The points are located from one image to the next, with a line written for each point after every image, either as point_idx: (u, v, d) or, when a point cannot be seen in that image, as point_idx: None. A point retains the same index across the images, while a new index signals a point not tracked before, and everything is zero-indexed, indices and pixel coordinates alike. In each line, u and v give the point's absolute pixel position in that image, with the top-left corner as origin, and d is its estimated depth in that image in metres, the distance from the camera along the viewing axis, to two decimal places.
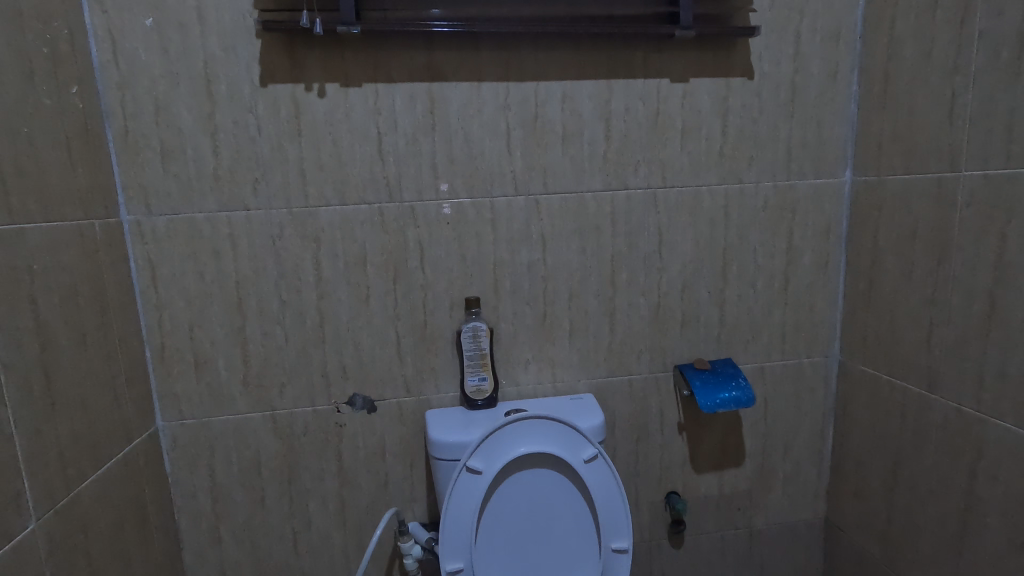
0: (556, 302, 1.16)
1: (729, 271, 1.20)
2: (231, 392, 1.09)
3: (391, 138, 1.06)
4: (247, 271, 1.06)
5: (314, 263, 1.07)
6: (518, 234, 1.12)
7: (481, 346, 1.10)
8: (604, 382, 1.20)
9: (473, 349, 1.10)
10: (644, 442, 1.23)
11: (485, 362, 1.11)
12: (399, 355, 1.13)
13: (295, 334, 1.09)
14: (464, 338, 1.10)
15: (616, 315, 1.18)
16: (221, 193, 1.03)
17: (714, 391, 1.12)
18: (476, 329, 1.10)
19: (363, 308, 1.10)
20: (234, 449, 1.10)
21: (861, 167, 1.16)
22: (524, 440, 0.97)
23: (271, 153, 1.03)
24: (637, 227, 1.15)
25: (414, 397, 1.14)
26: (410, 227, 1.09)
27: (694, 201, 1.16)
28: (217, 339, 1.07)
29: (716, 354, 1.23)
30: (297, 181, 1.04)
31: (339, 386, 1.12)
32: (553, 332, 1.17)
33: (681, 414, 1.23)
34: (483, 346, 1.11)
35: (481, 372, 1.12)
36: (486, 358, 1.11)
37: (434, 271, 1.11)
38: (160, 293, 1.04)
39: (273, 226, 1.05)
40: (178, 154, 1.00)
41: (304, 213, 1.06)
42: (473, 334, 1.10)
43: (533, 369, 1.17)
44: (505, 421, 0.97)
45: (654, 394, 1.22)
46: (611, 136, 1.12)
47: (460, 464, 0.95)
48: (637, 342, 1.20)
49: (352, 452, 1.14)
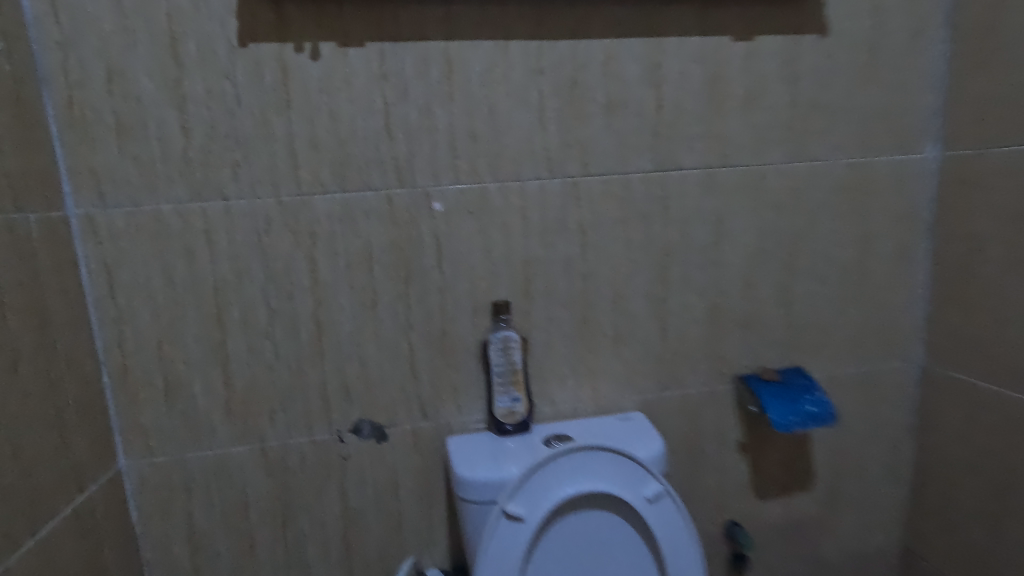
0: (598, 305, 0.98)
1: (798, 265, 1.02)
2: (211, 421, 0.89)
3: (400, 109, 0.87)
4: (227, 274, 0.86)
5: (309, 263, 0.88)
6: (552, 224, 0.94)
7: (513, 360, 0.93)
8: (654, 397, 1.02)
9: (499, 364, 0.93)
10: (700, 466, 1.05)
11: (517, 380, 0.94)
12: (412, 372, 0.94)
13: (287, 349, 0.90)
14: (491, 349, 0.93)
15: (667, 319, 1.00)
16: (194, 179, 0.83)
17: (791, 407, 0.97)
18: (507, 340, 0.93)
19: (370, 317, 0.91)
20: (216, 490, 0.91)
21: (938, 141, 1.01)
22: (572, 477, 0.80)
23: (255, 129, 0.84)
24: (691, 214, 0.98)
25: (433, 421, 0.96)
26: (425, 217, 0.90)
27: (757, 182, 0.98)
28: (191, 358, 0.87)
29: (782, 362, 1.05)
30: (287, 163, 0.86)
31: (341, 411, 0.93)
32: (595, 340, 0.99)
33: (742, 432, 1.05)
34: (515, 362, 0.93)
35: (513, 392, 0.94)
36: (519, 374, 0.94)
37: (454, 270, 0.92)
38: (120, 304, 0.84)
39: (258, 220, 0.86)
40: (137, 130, 0.81)
41: (296, 203, 0.87)
42: (502, 346, 0.93)
43: (571, 384, 0.99)
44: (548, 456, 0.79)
45: (711, 410, 1.04)
46: (662, 106, 0.94)
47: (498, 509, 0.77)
48: (692, 349, 1.02)
49: (358, 489, 0.95)
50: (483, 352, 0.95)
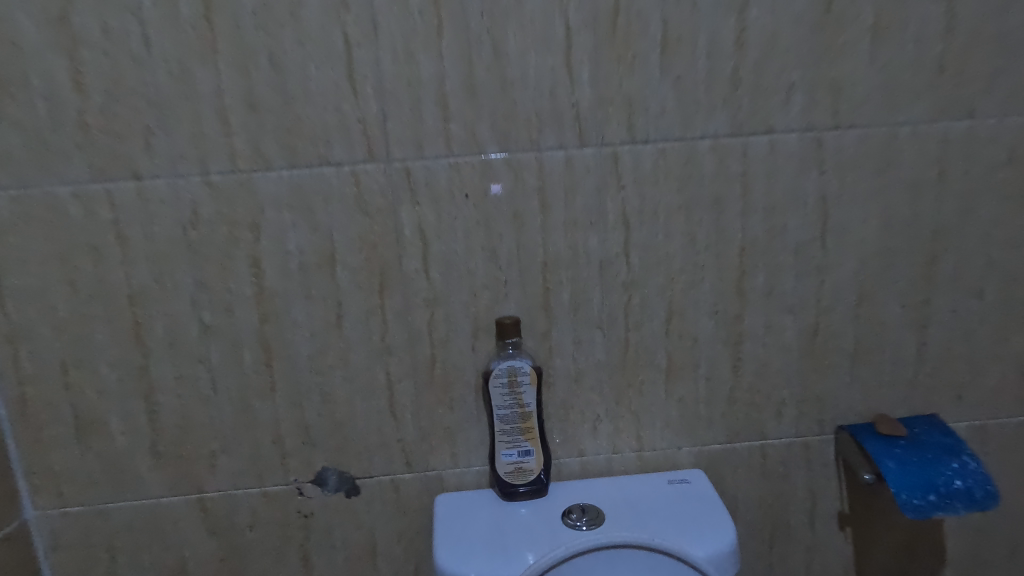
0: (646, 326, 0.71)
1: (940, 272, 0.71)
2: (135, 467, 0.70)
3: (368, 52, 0.62)
4: (146, 279, 0.65)
5: (252, 266, 0.66)
6: (583, 212, 0.67)
7: (524, 401, 0.68)
8: (721, 450, 0.75)
9: (504, 407, 0.68)
10: (783, 544, 0.77)
11: (529, 428, 0.69)
12: (392, 409, 0.71)
13: (228, 378, 0.68)
14: (493, 387, 0.68)
15: (744, 346, 0.72)
16: (95, 152, 0.62)
17: (925, 479, 0.66)
18: (515, 374, 0.68)
19: (334, 337, 0.68)
20: (146, 551, 0.72)
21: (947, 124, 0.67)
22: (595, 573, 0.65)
23: (172, 83, 0.61)
24: (785, 198, 0.68)
25: (420, 473, 0.73)
26: (405, 204, 0.66)
27: (885, 152, 0.68)
28: (106, 387, 0.67)
29: (908, 407, 0.75)
30: (217, 131, 0.63)
31: (300, 458, 0.71)
32: (640, 372, 0.72)
33: (844, 500, 0.76)
34: (526, 404, 0.68)
35: (524, 443, 0.69)
36: (531, 420, 0.69)
37: (445, 277, 0.68)
38: (12, 317, 0.65)
39: (182, 207, 0.64)
40: (18, 86, 0.60)
41: (232, 184, 0.64)
42: (508, 381, 0.68)
43: (606, 429, 0.73)
44: (571, 551, 0.64)
45: (801, 470, 0.76)
46: (748, 40, 0.64)
47: None
48: (778, 388, 0.73)
49: (325, 556, 0.74)
50: (485, 387, 0.70)
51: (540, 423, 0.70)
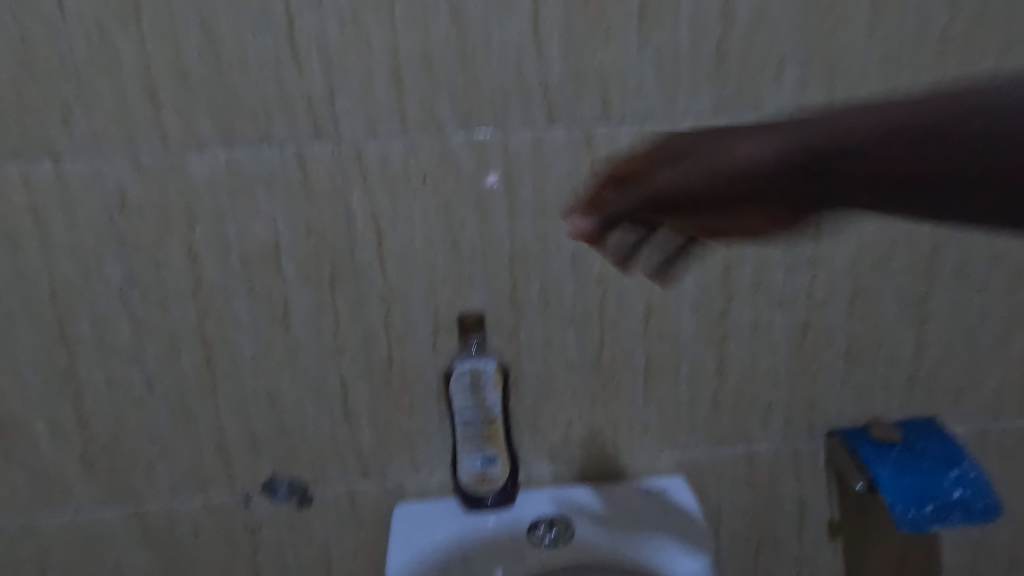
0: (623, 324, 0.65)
1: (943, 265, 0.65)
2: (65, 477, 0.64)
3: (312, 19, 0.55)
4: (69, 271, 0.59)
5: (188, 257, 0.60)
6: (554, 199, 0.61)
7: (488, 403, 0.62)
8: (704, 456, 0.69)
9: (466, 411, 0.62)
10: (770, 555, 0.72)
11: (495, 434, 0.63)
12: (347, 414, 0.65)
13: (165, 380, 0.63)
14: (454, 388, 0.62)
15: (728, 345, 0.66)
16: (6, 129, 0.56)
17: (921, 488, 0.61)
18: (479, 374, 0.62)
19: (281, 335, 0.63)
20: (81, 566, 0.66)
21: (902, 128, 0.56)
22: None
23: (90, 53, 0.55)
24: None
25: (378, 482, 0.67)
26: (357, 189, 0.60)
27: None
28: (29, 390, 0.61)
29: (905, 410, 0.70)
30: (144, 107, 0.56)
31: (246, 466, 0.65)
32: (616, 374, 0.66)
33: (836, 510, 0.71)
34: (491, 407, 0.62)
35: (489, 450, 0.63)
36: (497, 425, 0.63)
37: (403, 270, 0.62)
38: None
39: (107, 192, 0.58)
40: None
41: (163, 167, 0.58)
42: (471, 383, 0.62)
43: (580, 434, 0.68)
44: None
45: (789, 477, 0.71)
46: (735, 8, 0.58)
47: None
48: (765, 390, 0.68)
49: (277, 570, 0.69)
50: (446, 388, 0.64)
51: (507, 429, 0.64)
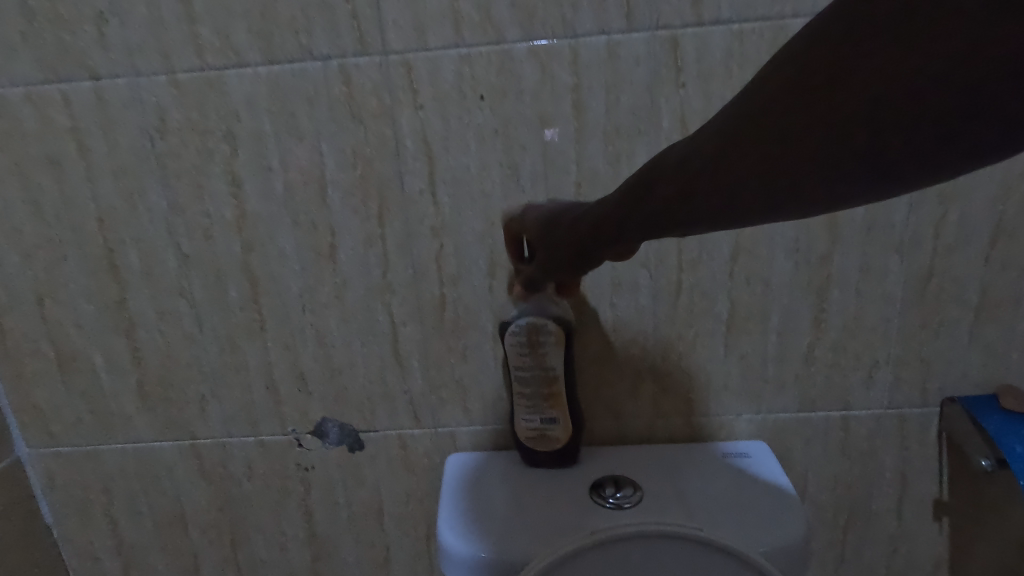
0: (704, 266, 0.57)
1: None
2: (124, 408, 0.64)
3: None
4: (114, 198, 0.57)
5: (230, 184, 0.56)
6: (628, 119, 0.53)
7: (547, 362, 0.56)
8: (791, 420, 0.61)
9: (522, 366, 0.57)
10: (861, 533, 0.64)
11: (556, 388, 0.57)
12: (398, 357, 0.61)
13: (213, 314, 0.60)
14: (507, 342, 0.56)
15: (830, 293, 0.57)
16: (43, 46, 0.52)
17: None
18: (534, 326, 0.55)
19: (328, 271, 0.59)
20: (143, 494, 0.67)
21: None
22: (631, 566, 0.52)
23: None
24: None
25: (429, 429, 0.64)
26: (406, 107, 0.53)
27: None
28: (84, 322, 0.61)
29: None
30: (177, 14, 0.51)
31: (295, 406, 0.63)
32: (693, 323, 0.59)
33: (944, 487, 0.62)
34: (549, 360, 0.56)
35: (547, 411, 0.58)
36: (558, 385, 0.57)
37: (454, 201, 0.56)
38: None
39: (146, 112, 0.54)
40: None
41: (200, 83, 0.53)
42: (527, 339, 0.55)
43: (649, 389, 0.61)
44: (605, 539, 0.51)
45: (891, 448, 0.61)
46: None
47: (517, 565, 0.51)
48: (870, 347, 0.58)
49: (328, 511, 0.67)
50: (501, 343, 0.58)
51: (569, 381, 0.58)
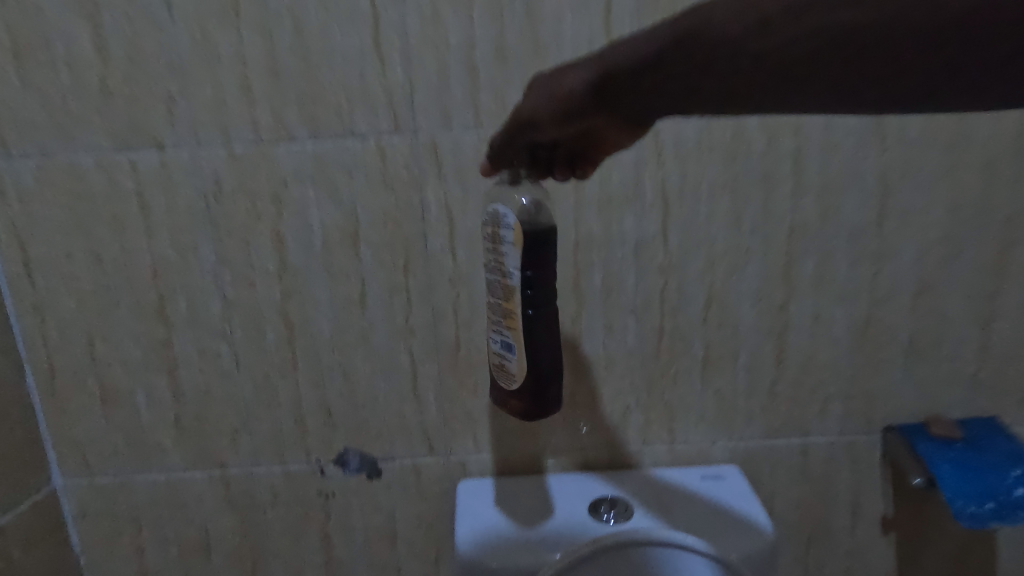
0: (682, 314, 0.66)
1: (1012, 263, 0.65)
2: (159, 440, 0.70)
3: (395, 17, 0.59)
4: (167, 251, 0.64)
5: (275, 240, 0.64)
6: (618, 191, 0.63)
7: (505, 271, 0.52)
8: (759, 446, 0.71)
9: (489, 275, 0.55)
10: (821, 547, 0.73)
11: (510, 315, 0.52)
12: (416, 392, 0.69)
13: (250, 354, 0.67)
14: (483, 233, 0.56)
15: (788, 337, 0.67)
16: (117, 121, 0.61)
17: (983, 485, 0.61)
18: (497, 220, 0.52)
19: (356, 316, 0.67)
20: (170, 522, 0.72)
21: (815, 137, 0.62)
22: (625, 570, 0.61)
23: (192, 48, 0.59)
24: (842, 179, 0.63)
25: (441, 458, 0.71)
26: (431, 178, 0.63)
27: (959, 130, 0.62)
28: (130, 360, 0.67)
29: (968, 408, 0.69)
30: (238, 97, 0.60)
31: (320, 437, 0.70)
32: (674, 362, 0.68)
33: (890, 505, 0.71)
34: (506, 275, 0.52)
35: (505, 331, 0.53)
36: (512, 301, 0.52)
37: (470, 256, 0.65)
38: (39, 287, 0.65)
39: (203, 178, 0.62)
40: (40, 51, 0.59)
41: (254, 155, 0.62)
42: (492, 235, 0.53)
43: (636, 421, 0.70)
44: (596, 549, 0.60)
45: (844, 471, 0.71)
46: None
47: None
48: (823, 383, 0.69)
49: (345, 535, 0.73)
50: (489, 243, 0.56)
51: (527, 311, 0.52)
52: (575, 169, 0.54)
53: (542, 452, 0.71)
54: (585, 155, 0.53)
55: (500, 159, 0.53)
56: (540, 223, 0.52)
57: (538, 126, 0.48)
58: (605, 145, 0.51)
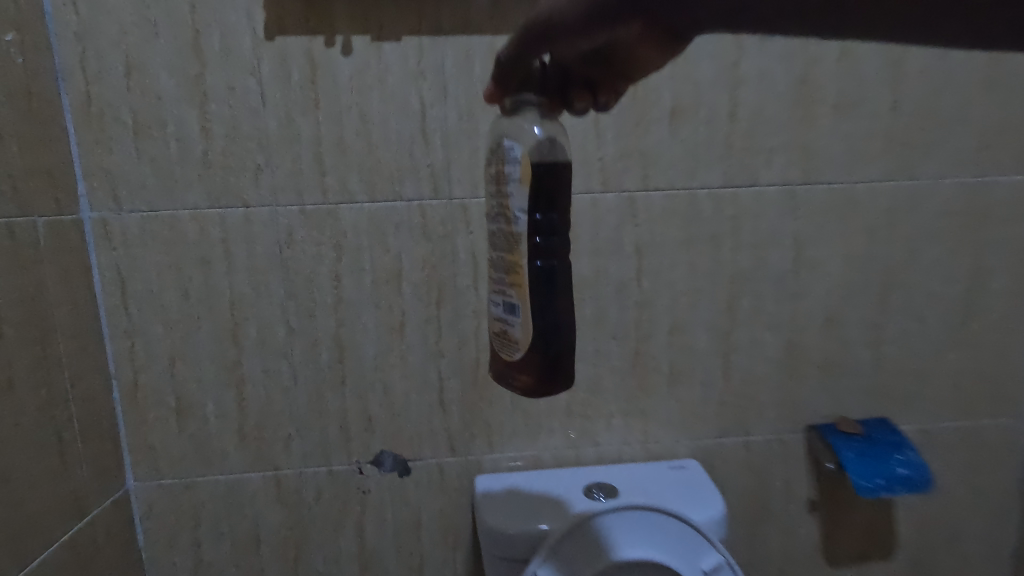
0: (653, 339, 0.86)
1: (891, 300, 0.88)
2: (223, 446, 0.83)
3: (439, 112, 0.77)
4: (245, 287, 0.79)
5: (334, 279, 0.80)
6: (604, 244, 0.83)
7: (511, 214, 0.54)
8: (713, 445, 0.89)
9: (494, 223, 0.57)
10: (763, 527, 0.92)
11: (515, 270, 0.55)
12: (442, 403, 0.85)
13: (307, 372, 0.82)
14: (487, 176, 0.58)
15: (732, 356, 0.87)
16: (213, 184, 0.76)
17: (876, 467, 0.82)
18: (504, 159, 0.55)
19: (396, 341, 0.83)
20: (226, 518, 0.84)
21: (747, 207, 0.84)
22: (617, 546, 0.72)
23: (278, 130, 0.76)
24: (768, 238, 0.85)
25: (461, 458, 0.86)
26: (461, 233, 0.81)
27: (848, 204, 0.85)
28: (204, 377, 0.81)
29: (867, 411, 0.90)
30: (312, 168, 0.77)
31: (361, 441, 0.85)
32: (647, 377, 0.87)
33: (814, 490, 0.91)
34: (512, 220, 0.54)
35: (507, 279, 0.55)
36: (517, 244, 0.54)
37: None
38: (133, 316, 0.78)
39: (279, 229, 0.78)
40: (156, 129, 0.74)
41: (322, 212, 0.79)
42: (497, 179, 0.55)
43: (618, 425, 0.88)
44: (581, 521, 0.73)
45: (778, 463, 0.90)
46: (738, 110, 0.81)
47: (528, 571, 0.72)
48: (760, 393, 0.89)
49: (378, 527, 0.87)
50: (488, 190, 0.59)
51: (533, 260, 0.54)
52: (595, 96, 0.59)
53: (543, 452, 0.88)
54: (602, 79, 0.59)
55: (511, 81, 0.55)
56: (552, 158, 0.56)
57: (555, 37, 0.52)
58: (630, 64, 0.58)
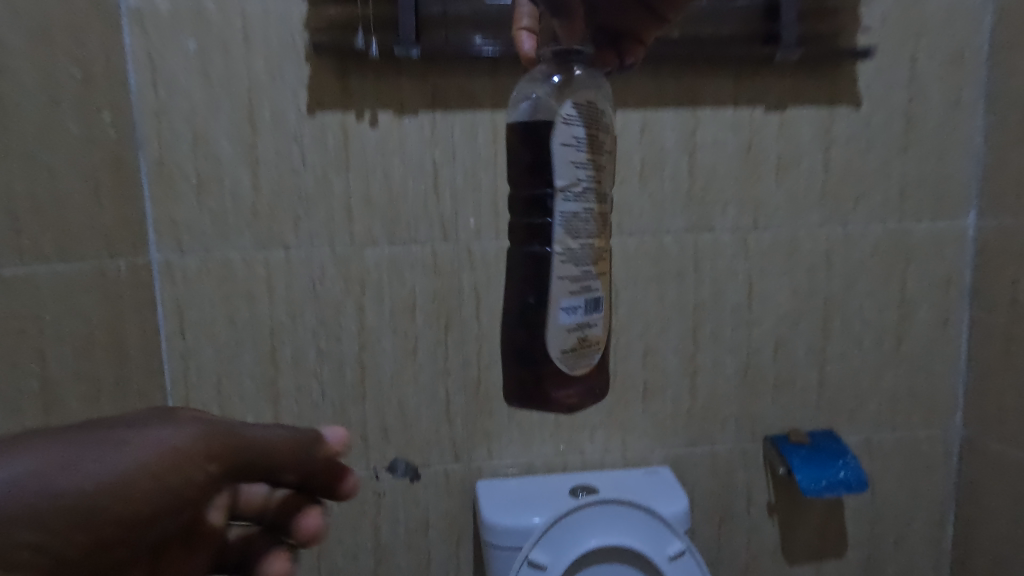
0: (629, 361, 1.00)
1: (832, 327, 1.03)
2: None
3: (448, 171, 0.94)
4: (283, 317, 0.94)
5: (358, 310, 0.95)
6: None
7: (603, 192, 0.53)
8: (683, 453, 1.03)
9: (580, 201, 0.51)
10: (728, 526, 1.04)
11: (602, 254, 0.54)
12: (448, 416, 0.99)
13: (333, 389, 0.96)
14: (573, 132, 0.50)
15: (697, 376, 1.02)
16: (260, 231, 0.92)
17: (819, 470, 0.96)
18: (595, 125, 0.52)
19: (410, 362, 0.97)
20: None
21: (707, 249, 0.99)
22: (595, 530, 0.87)
23: (316, 186, 0.92)
24: (725, 275, 1.00)
25: (464, 465, 1.00)
26: (466, 271, 0.96)
27: (791, 246, 1.01)
28: (246, 393, 0.95)
29: (815, 424, 1.05)
30: (342, 217, 0.93)
31: (378, 450, 0.98)
32: (625, 394, 1.01)
33: (772, 493, 1.04)
34: (602, 199, 0.54)
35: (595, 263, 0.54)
36: (604, 227, 0.54)
37: (490, 321, 0.97)
38: (188, 341, 0.93)
39: (313, 268, 0.94)
40: (215, 186, 0.90)
41: (349, 254, 0.94)
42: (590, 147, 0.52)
43: (600, 436, 1.02)
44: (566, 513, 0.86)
45: (740, 469, 1.04)
46: (696, 169, 0.97)
47: (522, 556, 0.85)
48: (722, 407, 1.03)
49: (391, 525, 0.99)
50: (565, 148, 0.50)
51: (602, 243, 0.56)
52: (623, 57, 0.56)
53: (535, 460, 1.01)
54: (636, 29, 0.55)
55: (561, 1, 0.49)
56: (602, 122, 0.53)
57: None
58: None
